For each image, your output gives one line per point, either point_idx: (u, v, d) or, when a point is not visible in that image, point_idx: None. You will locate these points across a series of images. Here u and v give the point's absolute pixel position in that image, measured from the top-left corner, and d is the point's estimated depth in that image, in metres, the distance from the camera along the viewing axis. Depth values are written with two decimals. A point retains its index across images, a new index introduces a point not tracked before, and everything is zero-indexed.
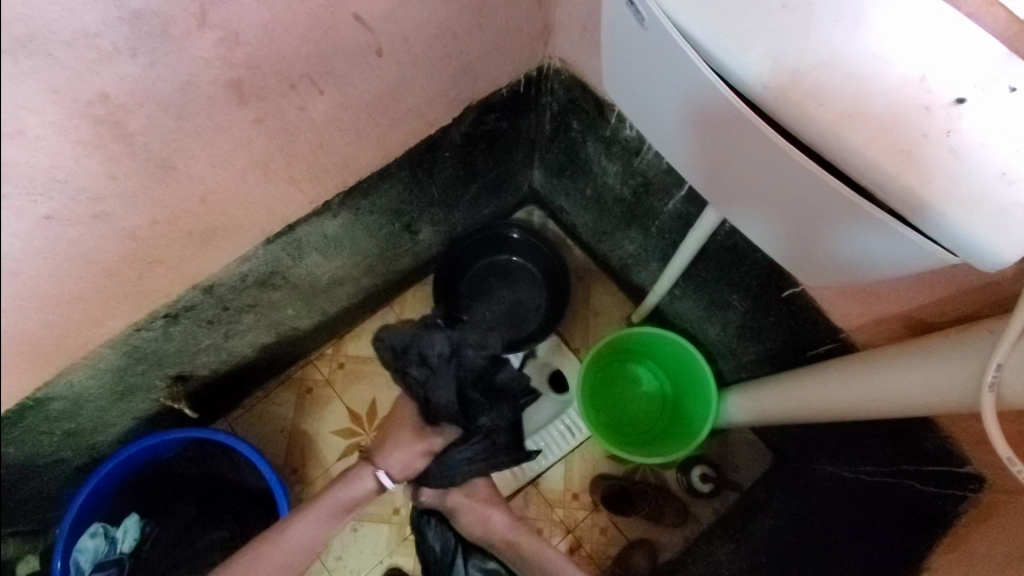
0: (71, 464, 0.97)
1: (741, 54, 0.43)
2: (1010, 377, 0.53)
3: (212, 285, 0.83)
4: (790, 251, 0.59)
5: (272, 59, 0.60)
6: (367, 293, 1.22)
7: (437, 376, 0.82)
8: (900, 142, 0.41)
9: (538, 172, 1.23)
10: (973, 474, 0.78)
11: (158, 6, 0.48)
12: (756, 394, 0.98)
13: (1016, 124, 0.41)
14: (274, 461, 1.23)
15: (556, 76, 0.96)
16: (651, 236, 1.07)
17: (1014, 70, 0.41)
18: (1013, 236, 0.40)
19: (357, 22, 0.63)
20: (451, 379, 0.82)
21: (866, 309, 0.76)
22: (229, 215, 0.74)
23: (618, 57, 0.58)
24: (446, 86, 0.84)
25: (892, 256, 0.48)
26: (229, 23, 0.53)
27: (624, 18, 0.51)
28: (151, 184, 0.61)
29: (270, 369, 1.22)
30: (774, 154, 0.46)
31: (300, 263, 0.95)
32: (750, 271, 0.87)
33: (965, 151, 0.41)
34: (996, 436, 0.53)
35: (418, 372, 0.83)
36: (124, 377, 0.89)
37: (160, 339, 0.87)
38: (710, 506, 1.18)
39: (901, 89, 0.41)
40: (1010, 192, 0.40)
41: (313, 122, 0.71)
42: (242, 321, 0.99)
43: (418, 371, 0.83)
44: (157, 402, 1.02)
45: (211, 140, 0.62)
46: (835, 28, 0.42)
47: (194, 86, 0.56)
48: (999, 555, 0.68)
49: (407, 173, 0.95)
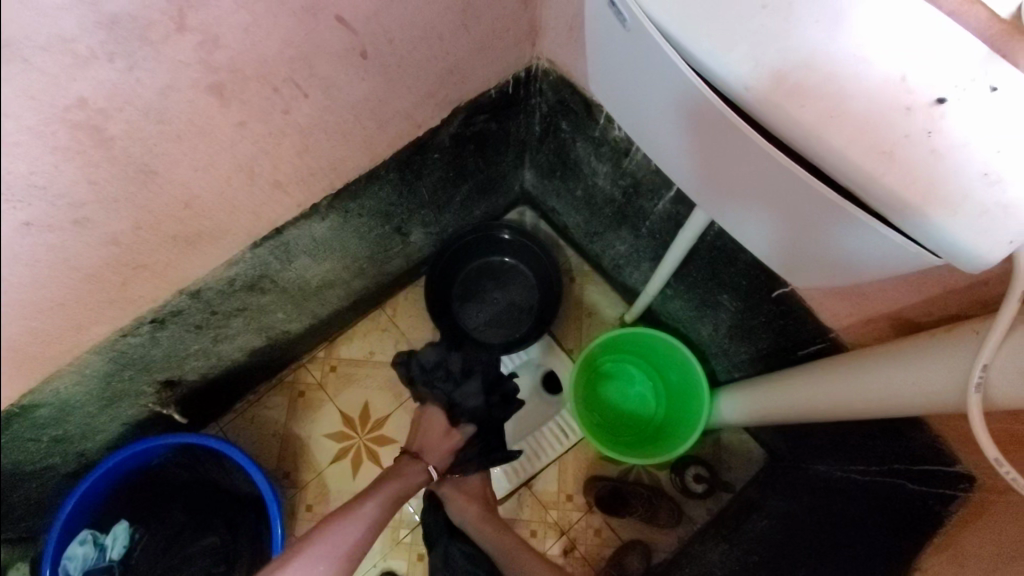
0: (59, 471, 0.96)
1: (722, 55, 0.43)
2: (996, 377, 0.53)
3: (199, 289, 0.82)
4: (775, 251, 0.58)
5: (255, 63, 0.59)
6: (358, 295, 1.21)
7: (461, 384, 1.02)
8: (882, 142, 0.41)
9: (529, 173, 1.22)
10: (963, 473, 0.77)
11: (136, 10, 0.47)
12: (747, 393, 0.98)
13: (998, 124, 0.40)
14: (267, 465, 1.22)
15: (545, 77, 0.96)
16: (642, 236, 1.07)
17: (996, 70, 0.41)
18: (994, 236, 0.40)
19: (341, 23, 0.63)
20: (470, 386, 1.02)
21: (855, 309, 0.76)
22: (214, 219, 0.73)
23: (603, 59, 0.58)
24: (433, 87, 0.84)
25: (877, 256, 0.47)
26: (209, 26, 0.52)
27: (607, 18, 0.51)
28: (133, 189, 0.60)
29: (261, 372, 1.21)
30: (757, 156, 0.46)
31: (289, 266, 0.94)
32: (740, 271, 0.87)
33: (947, 151, 0.40)
34: (982, 437, 0.52)
35: (441, 384, 1.02)
36: (111, 383, 0.88)
37: (148, 345, 0.86)
38: (704, 506, 1.18)
39: (883, 89, 0.41)
40: (993, 192, 0.40)
41: (298, 125, 0.71)
42: (231, 326, 0.98)
43: (440, 383, 1.02)
44: (147, 407, 1.01)
45: (194, 144, 0.62)
46: (816, 27, 0.42)
47: (175, 90, 0.55)
48: (987, 554, 0.68)
49: (396, 175, 0.94)
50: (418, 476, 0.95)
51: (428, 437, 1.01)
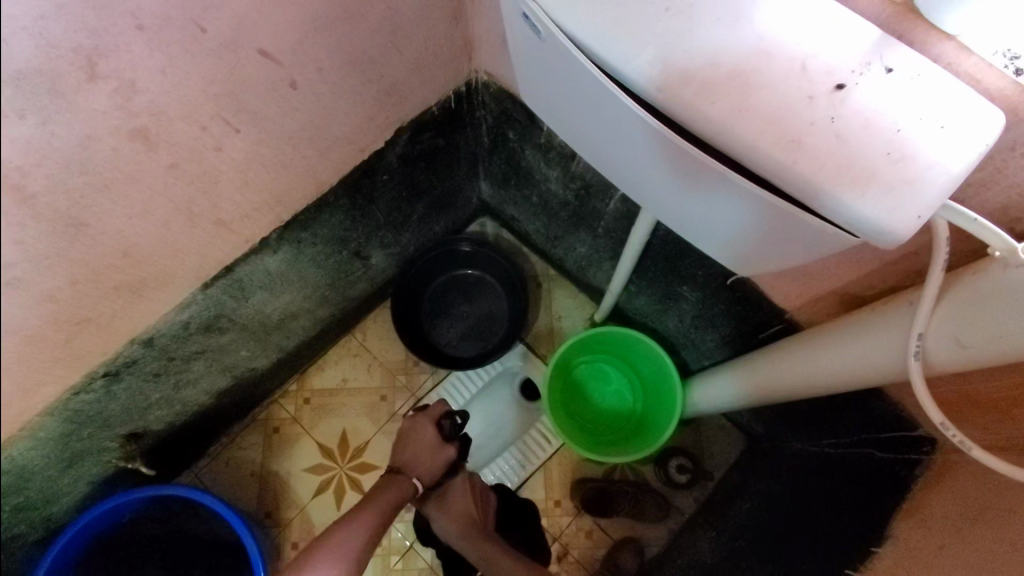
0: (27, 538, 0.91)
1: (633, 60, 0.44)
2: (932, 343, 0.55)
3: (152, 337, 0.80)
4: (721, 246, 0.59)
5: (177, 103, 0.58)
6: (323, 324, 1.19)
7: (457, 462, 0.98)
8: (789, 133, 0.42)
9: (484, 184, 1.23)
10: (926, 435, 0.80)
11: (42, 64, 0.45)
12: (716, 382, 1.00)
13: (898, 103, 0.42)
14: (247, 508, 1.19)
15: (484, 89, 0.97)
16: (599, 236, 1.08)
17: (888, 53, 0.43)
18: (903, 213, 0.41)
19: (264, 56, 0.62)
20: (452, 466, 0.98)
21: (804, 288, 0.78)
22: (159, 264, 0.71)
23: (528, 71, 0.58)
24: (372, 110, 0.84)
25: (806, 240, 0.48)
26: (122, 73, 0.51)
27: (523, 32, 0.52)
28: (65, 243, 0.56)
29: (232, 414, 1.18)
30: (682, 157, 0.47)
31: (245, 304, 0.92)
32: (695, 262, 0.88)
33: (849, 133, 0.42)
34: (927, 400, 0.54)
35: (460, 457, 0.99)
36: (71, 444, 0.85)
37: (103, 400, 0.83)
38: (691, 496, 1.18)
39: (784, 80, 0.42)
40: (897, 170, 0.41)
41: (233, 161, 0.70)
42: (192, 369, 0.96)
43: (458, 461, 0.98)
44: (111, 463, 0.98)
45: (126, 192, 0.60)
46: (716, 28, 0.43)
47: (95, 139, 0.53)
48: (954, 514, 0.71)
49: (346, 201, 0.94)
50: (407, 488, 0.90)
51: (421, 451, 0.94)
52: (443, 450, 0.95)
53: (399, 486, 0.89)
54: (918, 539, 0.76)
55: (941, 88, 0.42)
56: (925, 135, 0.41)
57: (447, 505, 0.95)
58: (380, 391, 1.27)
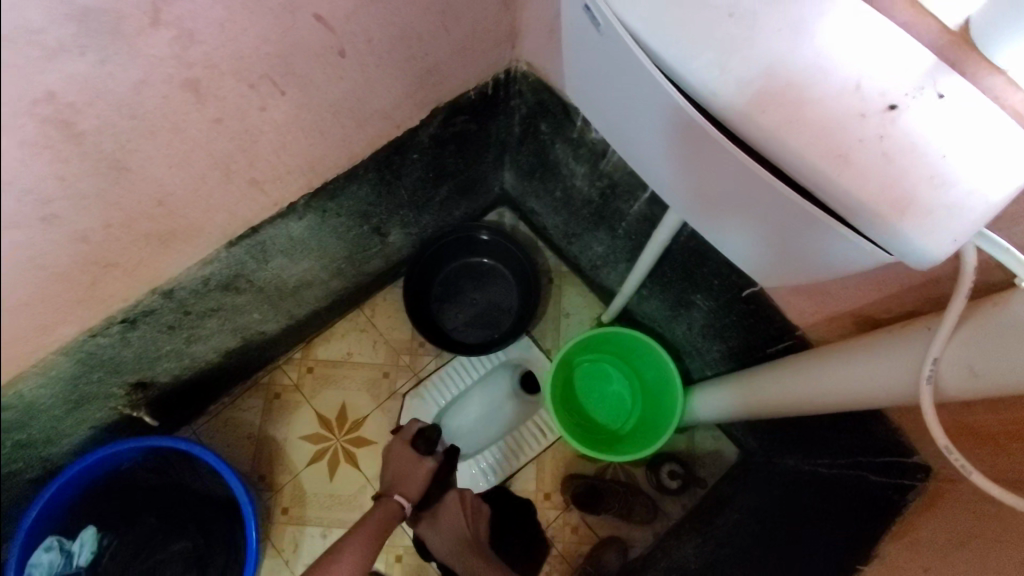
0: (24, 476, 0.92)
1: (690, 62, 0.45)
2: (946, 370, 0.56)
3: (172, 289, 0.81)
4: (746, 253, 0.60)
5: (230, 58, 0.59)
6: (336, 295, 1.20)
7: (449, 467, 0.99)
8: (837, 147, 0.43)
9: (508, 174, 1.23)
10: (921, 463, 0.83)
11: (109, 3, 0.46)
12: (718, 391, 1.01)
13: (946, 129, 0.43)
14: (241, 469, 1.20)
15: (523, 79, 0.98)
16: (618, 237, 1.09)
17: (941, 80, 0.44)
18: (938, 236, 0.43)
19: (318, 21, 0.63)
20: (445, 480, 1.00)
21: (819, 306, 0.79)
22: (190, 216, 0.71)
23: (578, 61, 0.59)
24: (412, 88, 0.85)
25: (836, 254, 0.49)
26: (183, 22, 0.52)
27: (580, 22, 0.53)
28: (105, 185, 0.57)
29: (236, 375, 1.19)
30: (722, 158, 0.48)
31: (265, 267, 0.93)
32: (713, 271, 0.89)
33: (896, 153, 0.43)
34: (933, 424, 0.55)
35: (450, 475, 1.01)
36: (79, 386, 0.85)
37: (116, 346, 0.83)
38: (678, 502, 1.20)
39: (838, 95, 0.43)
40: (937, 194, 0.42)
41: (274, 122, 0.71)
42: (205, 326, 0.97)
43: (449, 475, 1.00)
44: (116, 410, 0.99)
45: (169, 140, 0.60)
46: (776, 38, 0.44)
47: (148, 85, 0.54)
48: (942, 539, 0.73)
49: (374, 175, 0.94)
50: (394, 504, 0.91)
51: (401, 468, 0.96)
52: (422, 462, 0.96)
53: (385, 505, 0.91)
54: (904, 561, 0.77)
55: (990, 119, 0.43)
56: (970, 164, 0.43)
57: (442, 497, 0.98)
58: (383, 368, 1.28)
